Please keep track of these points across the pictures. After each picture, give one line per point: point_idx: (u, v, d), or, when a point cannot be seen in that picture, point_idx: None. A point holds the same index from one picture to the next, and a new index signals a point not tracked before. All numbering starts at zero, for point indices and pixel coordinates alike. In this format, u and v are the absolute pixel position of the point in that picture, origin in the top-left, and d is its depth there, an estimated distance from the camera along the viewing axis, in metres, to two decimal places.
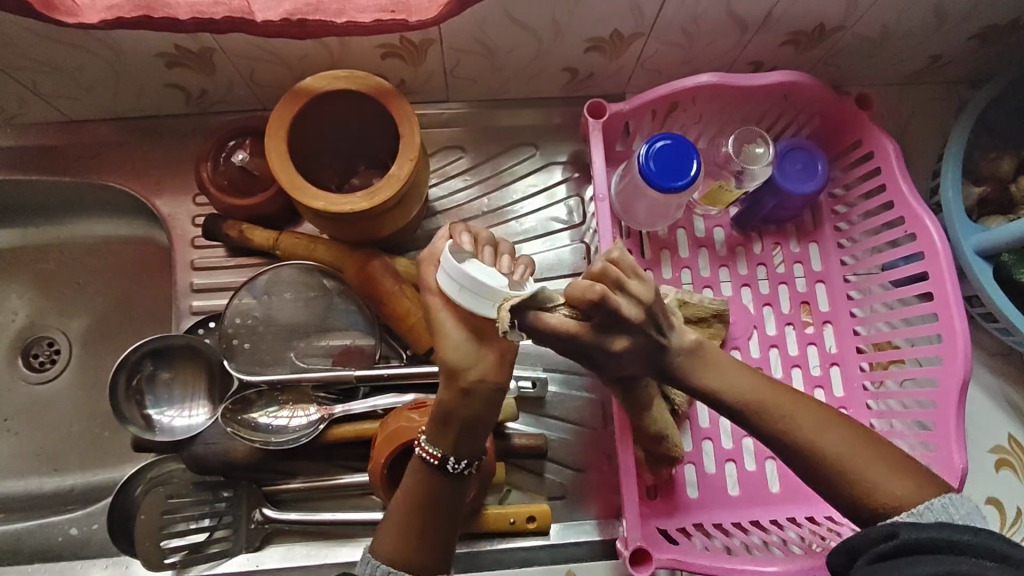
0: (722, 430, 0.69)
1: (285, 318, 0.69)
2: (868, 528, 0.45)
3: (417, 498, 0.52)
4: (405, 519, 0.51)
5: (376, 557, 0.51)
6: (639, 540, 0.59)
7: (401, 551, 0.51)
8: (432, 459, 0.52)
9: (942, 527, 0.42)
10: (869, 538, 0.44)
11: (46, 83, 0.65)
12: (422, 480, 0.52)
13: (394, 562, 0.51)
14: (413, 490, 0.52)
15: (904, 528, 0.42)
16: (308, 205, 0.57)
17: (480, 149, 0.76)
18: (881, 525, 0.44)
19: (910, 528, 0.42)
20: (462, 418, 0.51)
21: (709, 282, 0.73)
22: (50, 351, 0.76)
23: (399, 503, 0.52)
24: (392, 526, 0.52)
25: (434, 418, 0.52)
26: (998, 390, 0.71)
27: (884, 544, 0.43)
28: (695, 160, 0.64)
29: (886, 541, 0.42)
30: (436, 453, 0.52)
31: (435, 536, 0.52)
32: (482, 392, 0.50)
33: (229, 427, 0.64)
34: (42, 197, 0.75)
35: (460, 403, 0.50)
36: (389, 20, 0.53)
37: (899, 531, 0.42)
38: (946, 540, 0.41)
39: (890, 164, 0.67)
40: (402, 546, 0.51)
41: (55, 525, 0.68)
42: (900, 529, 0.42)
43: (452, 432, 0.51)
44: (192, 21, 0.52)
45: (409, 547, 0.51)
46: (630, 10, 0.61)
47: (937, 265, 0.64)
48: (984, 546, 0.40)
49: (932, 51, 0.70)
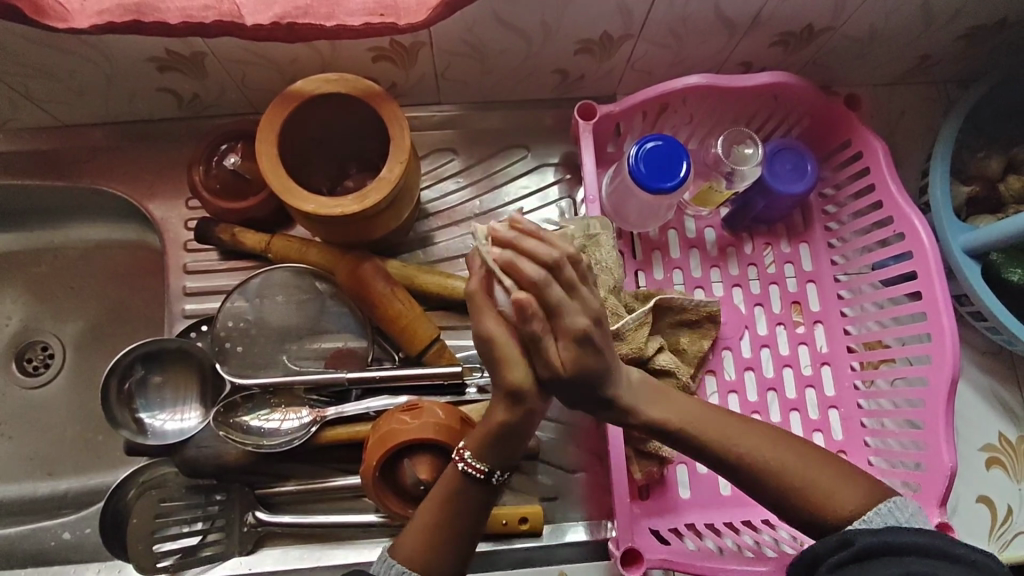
0: None
1: (278, 321, 0.69)
2: (822, 538, 0.46)
3: (453, 507, 0.51)
4: (433, 524, 0.50)
5: (393, 557, 0.50)
6: (630, 540, 0.60)
7: (423, 554, 0.50)
8: (479, 474, 0.50)
9: (889, 531, 0.44)
10: (825, 547, 0.45)
11: (38, 88, 0.65)
12: (462, 489, 0.51)
13: (414, 566, 0.50)
14: (449, 500, 0.51)
15: (859, 536, 0.44)
16: (299, 209, 0.58)
17: (472, 151, 0.77)
18: (834, 534, 0.45)
19: (864, 535, 0.44)
20: (509, 436, 0.49)
21: (700, 282, 0.73)
22: (44, 355, 0.77)
23: (433, 510, 0.51)
24: (420, 531, 0.51)
25: (483, 432, 0.50)
26: (988, 388, 0.71)
27: (842, 553, 0.44)
28: (685, 162, 0.64)
29: (843, 550, 0.44)
30: (484, 467, 0.50)
31: (462, 542, 0.51)
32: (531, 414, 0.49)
33: (221, 431, 0.64)
34: (37, 201, 0.75)
35: (508, 421, 0.49)
36: (378, 24, 0.54)
37: (855, 539, 0.44)
38: (895, 544, 0.43)
39: (879, 163, 0.68)
40: (425, 553, 0.50)
41: (49, 529, 0.69)
42: (856, 537, 0.44)
43: (499, 446, 0.50)
44: (182, 25, 0.52)
45: (433, 553, 0.50)
46: (619, 12, 0.61)
47: (925, 265, 0.64)
48: (933, 546, 0.43)
49: (920, 52, 0.70)
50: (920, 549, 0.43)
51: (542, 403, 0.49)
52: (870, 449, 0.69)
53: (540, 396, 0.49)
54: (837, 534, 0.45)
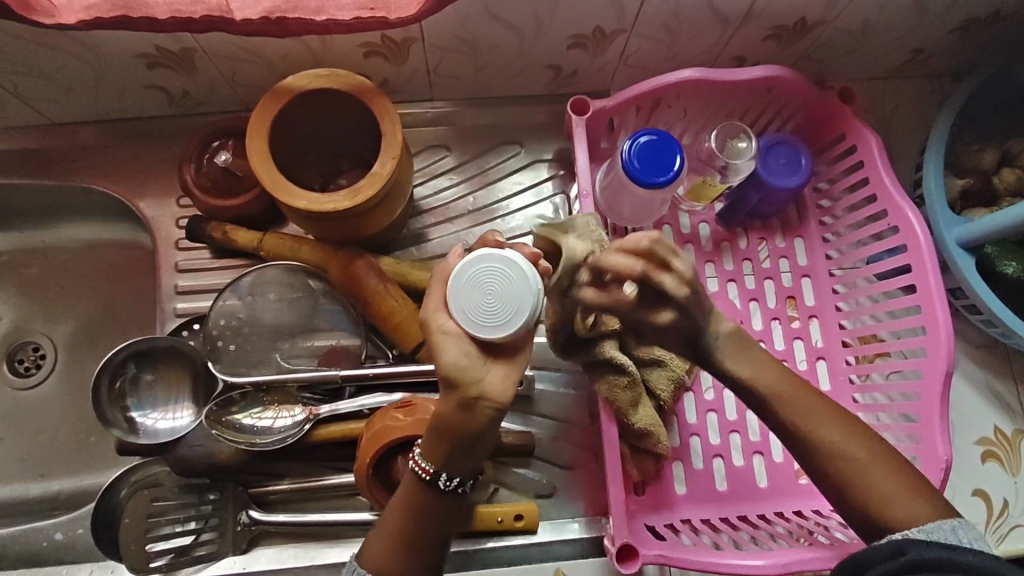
0: (710, 425, 0.69)
1: (270, 319, 0.69)
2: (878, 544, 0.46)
3: (409, 514, 0.50)
4: (394, 533, 0.50)
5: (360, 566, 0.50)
6: (626, 536, 0.59)
7: (388, 562, 0.49)
8: (426, 474, 0.49)
9: (948, 548, 0.43)
10: (876, 555, 0.45)
11: (27, 85, 0.64)
12: (418, 494, 0.50)
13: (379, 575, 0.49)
14: (407, 506, 0.50)
15: (913, 546, 0.44)
16: (290, 205, 0.57)
17: (465, 147, 0.76)
18: (888, 543, 0.45)
19: (917, 547, 0.44)
20: (457, 433, 0.47)
21: (695, 278, 0.73)
22: (35, 356, 0.76)
23: (393, 518, 0.50)
24: (382, 539, 0.50)
25: (429, 429, 0.49)
26: (983, 381, 0.71)
27: (892, 562, 0.44)
28: (678, 156, 0.64)
29: (893, 558, 0.44)
30: (428, 468, 0.49)
31: (421, 549, 0.50)
32: (484, 410, 0.47)
33: (214, 429, 0.64)
34: (27, 201, 0.74)
35: (458, 417, 0.47)
36: (368, 18, 0.53)
37: (907, 550, 0.44)
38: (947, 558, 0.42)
39: (873, 157, 0.68)
40: (388, 561, 0.49)
41: (41, 529, 0.68)
42: (909, 547, 0.44)
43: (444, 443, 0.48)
44: (170, 20, 0.51)
45: (396, 562, 0.49)
46: (611, 6, 0.61)
47: (920, 258, 0.64)
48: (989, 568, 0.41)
49: (913, 45, 0.70)
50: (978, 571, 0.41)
51: (497, 398, 0.46)
52: None
53: (493, 389, 0.46)
54: (891, 543, 0.45)
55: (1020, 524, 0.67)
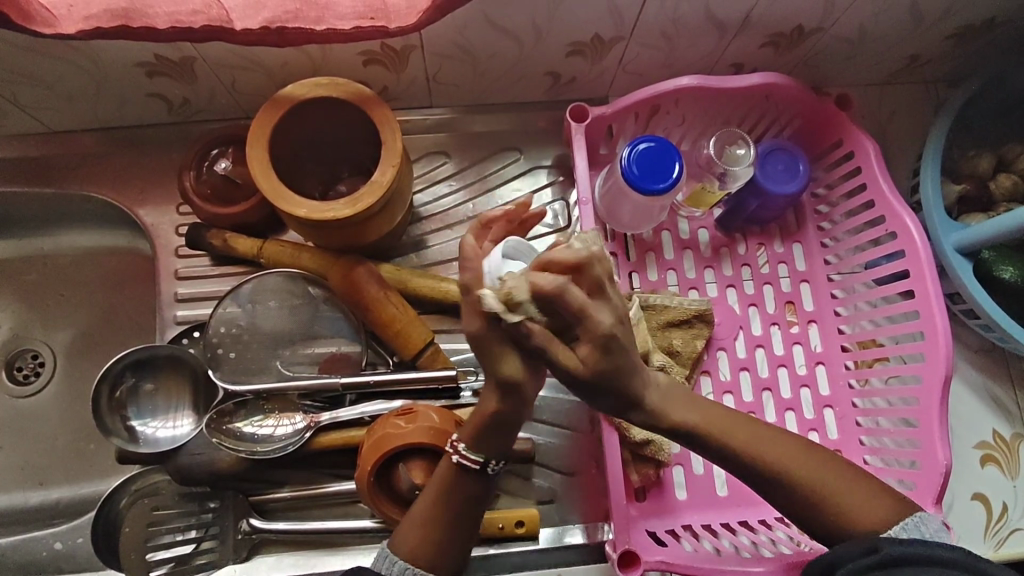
0: (692, 454, 0.68)
1: (271, 328, 0.69)
2: (849, 544, 0.47)
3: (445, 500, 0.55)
4: (430, 521, 0.54)
5: (395, 554, 0.54)
6: (627, 543, 0.59)
7: (425, 549, 0.54)
8: (473, 464, 0.54)
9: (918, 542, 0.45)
10: (850, 553, 0.46)
11: (26, 93, 0.64)
12: (456, 485, 0.55)
13: (415, 562, 0.53)
14: (444, 494, 0.55)
15: (886, 543, 0.45)
16: (290, 213, 0.57)
17: (464, 154, 0.76)
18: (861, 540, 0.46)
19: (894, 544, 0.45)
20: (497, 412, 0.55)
21: (695, 283, 0.73)
22: (34, 363, 0.76)
23: (429, 505, 0.55)
24: (417, 527, 0.54)
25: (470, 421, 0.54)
26: (982, 386, 0.71)
27: (866, 557, 0.45)
28: (677, 162, 0.64)
29: (870, 555, 0.45)
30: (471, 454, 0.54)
31: (455, 533, 0.55)
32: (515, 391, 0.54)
33: (214, 438, 0.64)
34: (27, 209, 0.74)
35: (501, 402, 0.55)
36: (369, 28, 0.53)
37: (882, 547, 0.45)
38: (924, 556, 0.44)
39: (870, 162, 0.68)
40: (422, 547, 0.54)
41: (41, 539, 0.68)
42: (882, 544, 0.45)
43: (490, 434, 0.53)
44: (171, 30, 0.52)
45: (434, 548, 0.54)
46: (609, 14, 0.62)
47: (917, 262, 0.65)
48: (963, 561, 0.43)
49: (911, 51, 0.70)
50: (952, 564, 0.43)
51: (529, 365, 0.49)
52: (865, 448, 0.69)
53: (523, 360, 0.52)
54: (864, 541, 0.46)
55: (1020, 528, 0.67)
